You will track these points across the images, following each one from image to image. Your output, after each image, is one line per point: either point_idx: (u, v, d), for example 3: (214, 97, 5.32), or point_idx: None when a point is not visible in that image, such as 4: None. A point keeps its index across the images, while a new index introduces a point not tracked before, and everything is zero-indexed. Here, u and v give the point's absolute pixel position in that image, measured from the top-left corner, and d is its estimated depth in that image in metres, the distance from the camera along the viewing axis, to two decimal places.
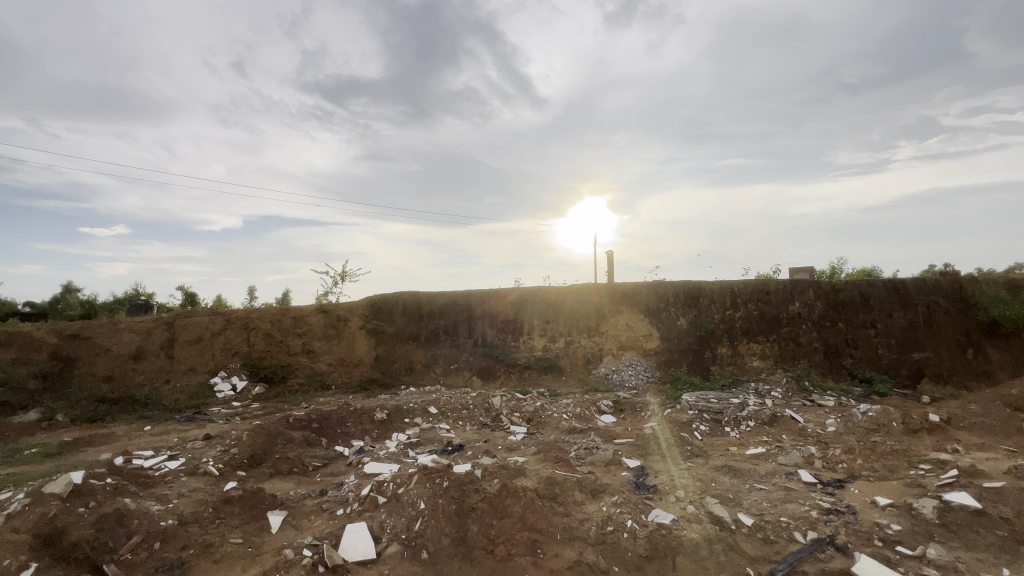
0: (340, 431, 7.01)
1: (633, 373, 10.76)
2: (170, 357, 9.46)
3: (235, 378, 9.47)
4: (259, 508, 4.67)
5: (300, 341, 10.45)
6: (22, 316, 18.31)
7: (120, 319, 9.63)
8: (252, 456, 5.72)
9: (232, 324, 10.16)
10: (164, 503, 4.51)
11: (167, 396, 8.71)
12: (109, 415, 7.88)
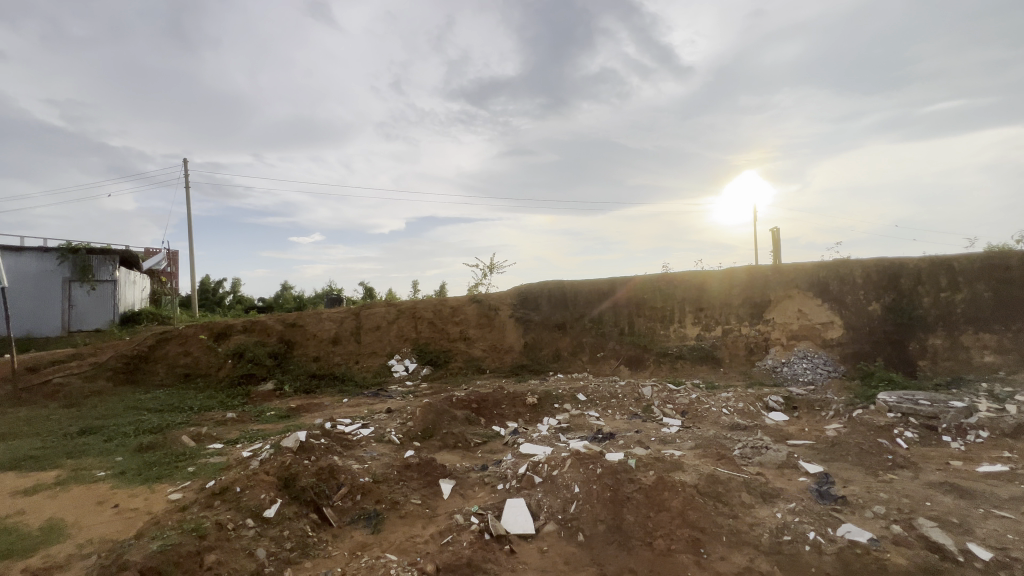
0: (497, 412, 7.53)
1: (810, 366, 9.33)
2: (358, 341, 11.24)
3: (407, 361, 10.78)
4: (432, 475, 5.29)
5: (457, 329, 11.51)
6: (256, 309, 23.50)
7: (322, 311, 11.81)
8: (424, 429, 6.50)
9: (402, 314, 11.74)
10: (361, 463, 5.39)
11: (357, 373, 10.33)
12: (318, 387, 9.67)
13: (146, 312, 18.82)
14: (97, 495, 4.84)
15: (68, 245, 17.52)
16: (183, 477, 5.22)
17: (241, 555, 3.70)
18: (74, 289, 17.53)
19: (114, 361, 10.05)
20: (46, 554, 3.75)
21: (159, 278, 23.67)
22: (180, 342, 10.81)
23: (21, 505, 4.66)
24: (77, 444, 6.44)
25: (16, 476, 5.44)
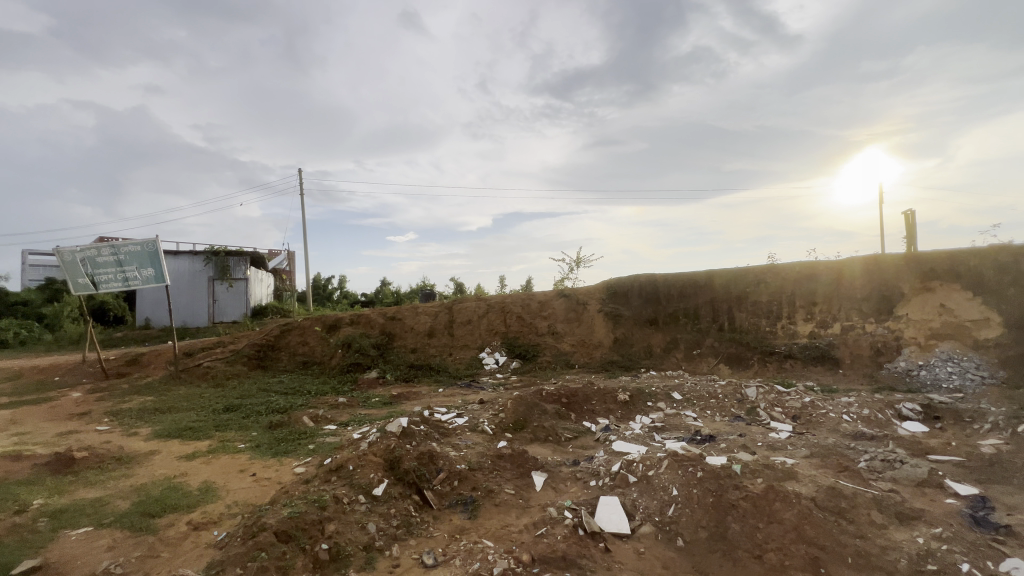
0: (587, 408, 7.45)
1: (957, 371, 7.98)
2: (451, 334, 11.76)
3: (497, 354, 11.03)
4: (525, 467, 5.38)
5: (546, 324, 11.59)
6: (360, 304, 25.59)
7: (419, 306, 12.59)
8: (516, 421, 6.63)
9: (492, 308, 12.14)
10: (457, 451, 5.63)
11: (451, 365, 10.80)
12: (416, 377, 10.25)
13: (271, 306, 21.34)
14: (239, 464, 5.59)
15: (211, 248, 20.42)
16: (305, 453, 5.84)
17: (355, 527, 4.02)
18: (216, 286, 20.40)
19: (248, 349, 11.52)
20: (203, 511, 4.40)
21: (280, 276, 26.71)
22: (299, 333, 12.11)
23: (183, 468, 5.53)
24: (222, 419, 7.49)
25: (179, 443, 6.47)
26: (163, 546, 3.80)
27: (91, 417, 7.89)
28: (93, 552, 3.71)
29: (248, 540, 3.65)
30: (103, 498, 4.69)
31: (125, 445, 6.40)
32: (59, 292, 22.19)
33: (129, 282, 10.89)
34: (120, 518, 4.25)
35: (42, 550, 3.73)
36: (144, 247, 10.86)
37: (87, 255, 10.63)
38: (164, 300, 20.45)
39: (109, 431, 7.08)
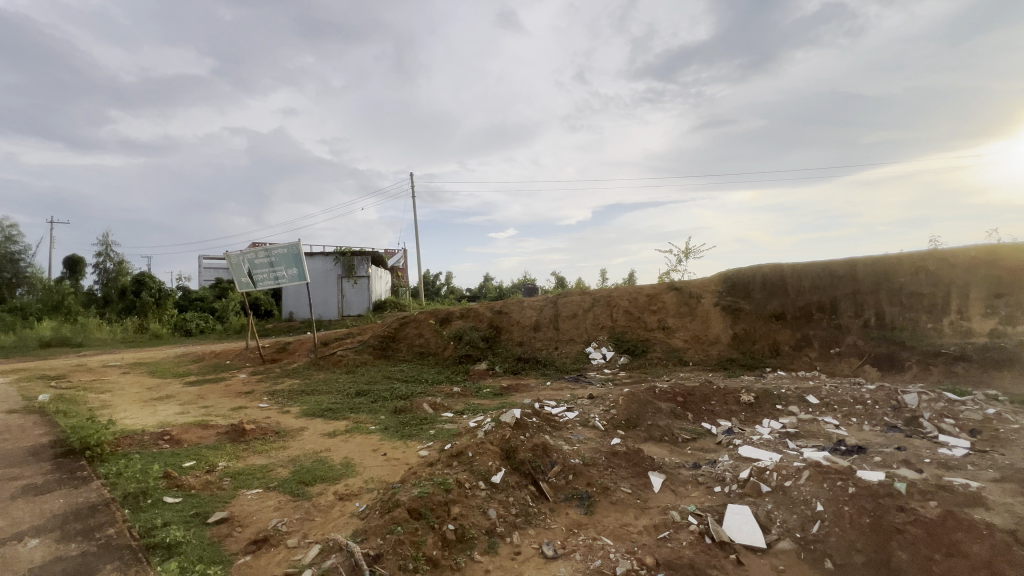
0: (706, 408, 6.97)
1: None
2: (557, 328, 11.78)
3: (604, 349, 10.80)
4: (641, 466, 5.19)
5: (655, 318, 11.09)
6: (466, 299, 26.82)
7: (525, 301, 12.83)
8: (628, 419, 6.41)
9: (598, 302, 11.94)
10: (570, 444, 5.62)
11: (557, 359, 10.82)
12: (524, 370, 10.44)
13: (389, 301, 23.29)
14: (371, 444, 6.18)
15: (340, 250, 22.87)
16: (427, 438, 6.26)
17: (477, 512, 4.19)
18: (344, 283, 22.81)
19: (373, 340, 12.69)
20: (346, 483, 4.93)
21: (396, 273, 29.06)
22: (416, 326, 13.03)
23: (327, 444, 6.27)
24: (355, 403, 8.34)
25: (322, 422, 7.34)
26: (317, 512, 4.32)
27: (255, 396, 9.30)
28: (264, 511, 4.34)
29: (385, 513, 3.99)
30: (268, 465, 5.49)
31: (281, 421, 7.44)
32: (226, 290, 26.54)
33: (279, 280, 12.59)
34: (282, 483, 4.93)
35: (227, 504, 4.46)
36: (290, 249, 12.46)
37: (250, 259, 12.58)
38: (303, 296, 23.40)
39: (268, 408, 8.28)
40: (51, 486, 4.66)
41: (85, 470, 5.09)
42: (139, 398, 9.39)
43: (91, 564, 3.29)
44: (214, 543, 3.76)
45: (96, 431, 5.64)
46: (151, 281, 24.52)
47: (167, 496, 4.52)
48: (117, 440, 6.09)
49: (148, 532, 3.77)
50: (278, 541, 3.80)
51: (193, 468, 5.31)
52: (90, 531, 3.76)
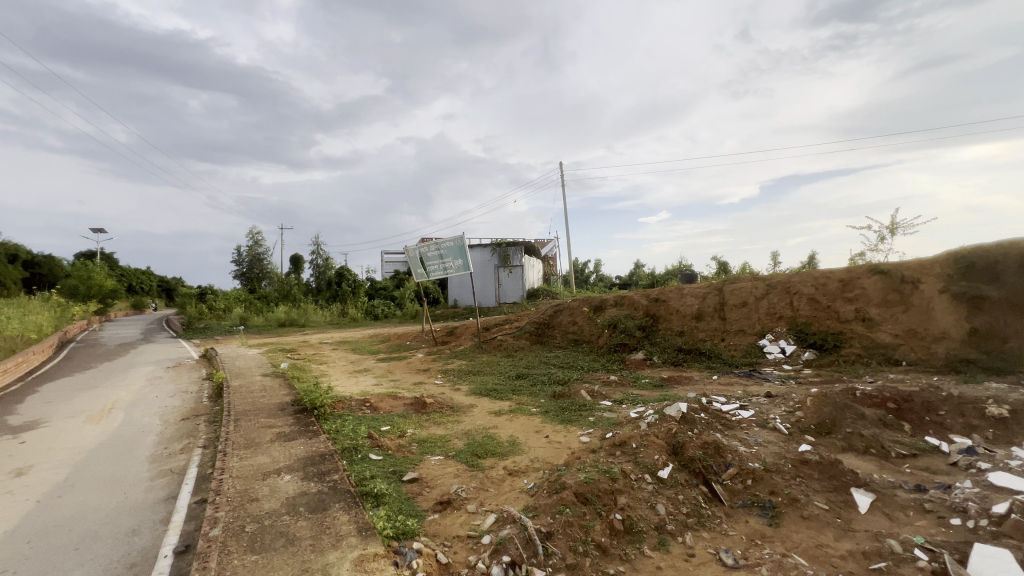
0: (930, 420, 5.62)
1: None
2: (723, 318, 10.76)
3: (782, 342, 9.50)
4: (840, 480, 4.42)
5: (852, 308, 9.34)
6: (616, 286, 26.25)
7: (684, 288, 11.97)
8: (820, 424, 5.52)
9: (774, 289, 10.53)
10: (747, 446, 5.07)
11: (725, 351, 9.88)
12: (686, 361, 9.77)
13: (541, 289, 24.06)
14: (534, 425, 6.46)
15: (496, 241, 24.32)
16: (588, 424, 6.30)
17: (645, 505, 4.05)
18: (501, 272, 24.28)
19: (529, 326, 13.24)
20: (513, 460, 5.24)
21: (547, 262, 29.86)
22: (570, 313, 13.21)
23: (494, 421, 6.75)
24: (517, 385, 8.81)
25: (489, 401, 7.94)
26: (490, 483, 4.68)
27: (431, 374, 10.51)
28: (446, 476, 4.86)
29: (553, 494, 4.12)
30: (446, 436, 6.15)
31: (454, 397, 8.27)
32: (403, 280, 30.50)
33: (447, 270, 13.89)
34: (459, 453, 5.47)
35: (417, 466, 5.12)
36: (455, 242, 13.63)
37: (424, 253, 14.18)
38: (465, 285, 25.59)
39: (443, 386, 9.28)
40: (294, 435, 5.95)
41: (315, 425, 6.37)
42: (346, 370, 11.41)
43: (325, 500, 4.09)
44: (409, 498, 4.33)
45: (321, 395, 7.00)
46: (349, 274, 29.49)
47: (372, 454, 5.37)
48: (335, 403, 7.47)
49: (361, 481, 4.54)
50: (460, 505, 4.21)
51: (389, 432, 6.24)
52: (323, 474, 4.68)
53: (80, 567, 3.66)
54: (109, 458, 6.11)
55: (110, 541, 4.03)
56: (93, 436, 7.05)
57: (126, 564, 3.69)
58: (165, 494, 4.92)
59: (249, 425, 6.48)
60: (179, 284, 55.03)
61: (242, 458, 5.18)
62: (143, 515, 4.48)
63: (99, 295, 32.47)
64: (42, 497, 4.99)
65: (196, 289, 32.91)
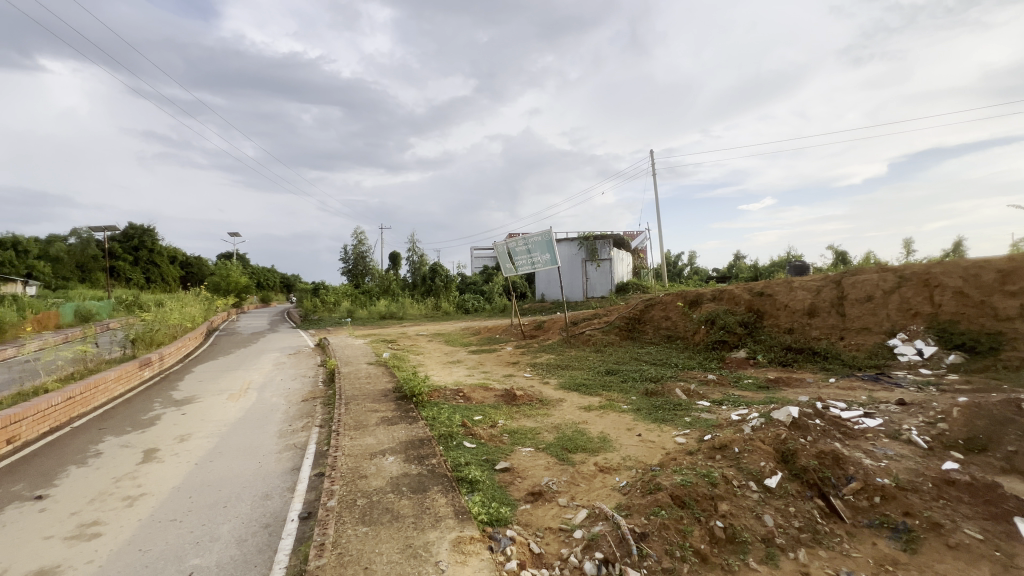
0: None
1: None
2: (841, 314, 9.62)
3: (919, 342, 8.25)
4: (1000, 506, 3.73)
5: (1015, 303, 7.84)
6: (714, 280, 24.64)
7: (794, 281, 10.95)
8: (970, 440, 4.70)
9: (908, 282, 9.20)
10: (874, 459, 4.48)
11: (844, 351, 8.81)
12: (796, 362, 8.88)
13: (631, 283, 23.34)
14: (626, 422, 6.30)
15: (584, 234, 24.03)
16: (683, 424, 6.00)
17: (749, 515, 3.77)
18: (589, 266, 23.94)
19: (619, 321, 12.91)
20: (605, 457, 5.16)
21: (638, 255, 28.89)
22: (662, 308, 12.67)
23: (584, 417, 6.70)
24: (606, 381, 8.66)
25: (578, 396, 7.90)
26: (581, 478, 4.66)
27: (520, 367, 10.71)
28: (537, 468, 4.93)
29: (647, 494, 3.99)
30: (536, 428, 6.22)
31: (543, 391, 8.35)
32: (491, 275, 31.36)
33: (535, 264, 13.96)
34: (549, 446, 5.52)
35: (508, 456, 5.25)
36: (543, 236, 13.67)
37: (513, 248, 14.45)
38: (553, 280, 25.63)
39: (531, 379, 9.41)
40: (396, 420, 6.42)
41: (414, 411, 6.81)
42: (440, 361, 12.03)
43: (425, 482, 4.35)
44: (501, 486, 4.45)
45: (419, 383, 7.46)
46: (441, 270, 31.00)
47: (465, 441, 5.62)
48: (431, 391, 7.91)
49: (457, 467, 4.76)
50: (551, 497, 4.25)
51: (481, 422, 6.47)
52: (422, 458, 4.99)
53: (229, 522, 4.30)
54: (247, 431, 7.08)
55: (250, 502, 4.67)
56: (235, 411, 8.22)
57: (262, 523, 4.25)
58: (291, 465, 5.58)
59: (357, 408, 7.11)
60: (298, 281, 61.88)
61: (352, 438, 5.70)
62: (274, 482, 5.13)
63: (236, 290, 37.60)
64: (198, 460, 5.94)
65: (311, 285, 36.76)
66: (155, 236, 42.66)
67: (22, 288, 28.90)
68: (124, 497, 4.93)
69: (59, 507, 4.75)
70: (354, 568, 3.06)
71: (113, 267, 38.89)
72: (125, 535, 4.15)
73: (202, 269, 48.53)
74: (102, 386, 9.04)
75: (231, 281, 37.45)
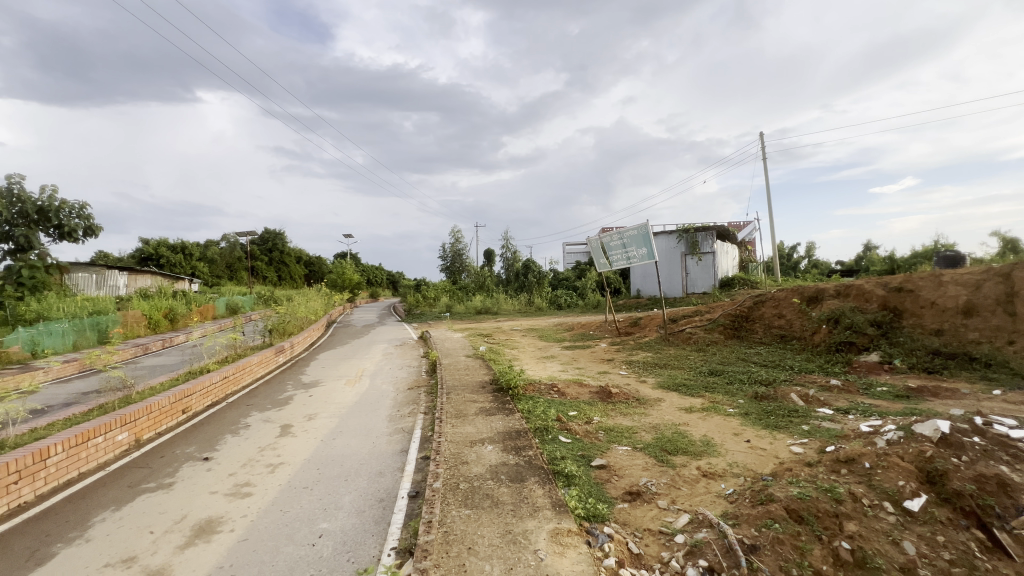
0: None
1: None
2: (1010, 314, 8.03)
3: None
4: None
5: None
6: (837, 274, 21.95)
7: (944, 275, 9.37)
8: None
9: None
10: None
11: (1014, 357, 7.35)
12: (947, 369, 7.59)
13: (737, 278, 21.66)
14: (732, 427, 5.88)
15: (684, 226, 22.78)
16: (801, 433, 5.45)
17: (885, 539, 3.30)
18: (689, 261, 22.65)
19: (724, 319, 12.05)
20: (708, 461, 4.88)
21: (746, 248, 26.73)
22: (775, 306, 11.60)
23: (685, 418, 6.38)
24: (709, 382, 8.15)
25: (677, 396, 7.55)
26: (682, 482, 4.46)
27: (615, 364, 10.49)
28: (635, 467, 4.81)
29: (757, 505, 3.72)
30: (633, 427, 6.07)
31: (640, 389, 8.10)
32: (584, 271, 31.03)
33: (631, 259, 13.54)
34: (647, 446, 5.35)
35: (604, 453, 5.20)
36: (639, 229, 13.20)
37: (607, 242, 14.14)
38: (649, 275, 24.68)
39: (627, 376, 9.18)
40: (494, 411, 6.66)
41: (510, 404, 7.02)
42: (534, 355, 12.21)
43: (523, 473, 4.48)
44: (598, 483, 4.43)
45: (514, 377, 7.66)
46: (534, 266, 31.41)
47: (561, 436, 5.66)
48: (527, 385, 8.07)
49: (553, 461, 4.83)
50: (650, 498, 4.13)
51: (576, 418, 6.47)
52: (520, 449, 5.13)
53: (350, 493, 4.81)
54: (362, 414, 7.85)
55: (367, 478, 5.18)
56: (352, 396, 9.13)
57: (378, 497, 4.69)
58: (400, 447, 6.07)
59: (458, 398, 7.51)
60: (402, 278, 66.73)
61: (454, 426, 6.04)
62: (386, 462, 5.62)
63: (350, 287, 41.59)
64: (323, 437, 6.72)
65: (414, 281, 39.38)
66: (285, 239, 48.64)
67: (189, 284, 34.77)
68: (268, 464, 5.75)
69: (220, 468, 5.67)
70: (458, 547, 3.26)
71: (254, 267, 45.10)
72: (270, 497, 4.85)
73: (322, 268, 54.34)
74: (248, 368, 10.58)
75: (346, 279, 41.68)
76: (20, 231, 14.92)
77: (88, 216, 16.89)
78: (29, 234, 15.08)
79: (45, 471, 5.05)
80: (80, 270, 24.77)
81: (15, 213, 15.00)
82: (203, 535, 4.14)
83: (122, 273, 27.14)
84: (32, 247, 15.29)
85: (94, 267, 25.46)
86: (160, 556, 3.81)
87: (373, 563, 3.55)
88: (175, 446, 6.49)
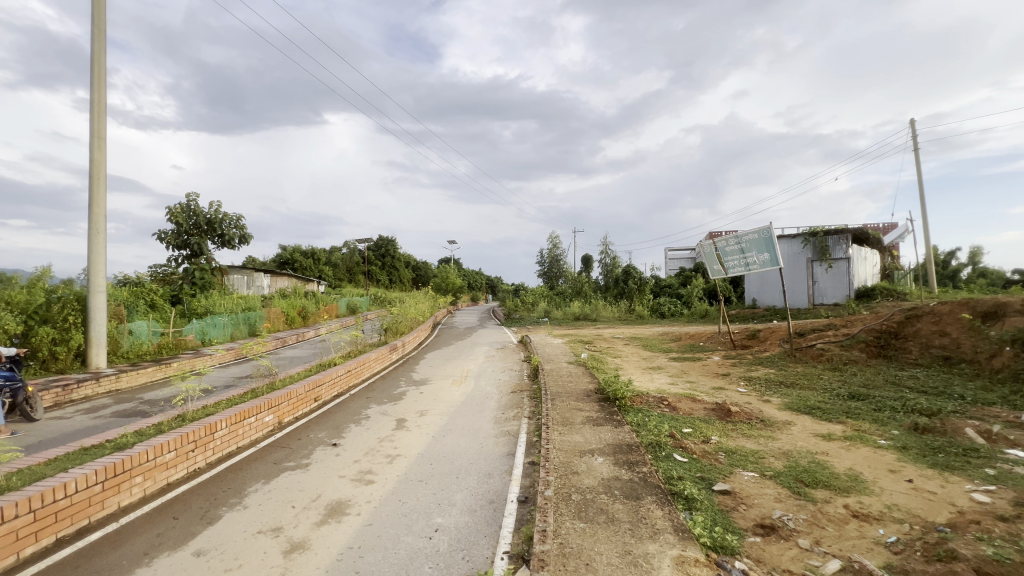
0: None
1: None
2: None
3: None
4: None
5: None
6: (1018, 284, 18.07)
7: None
8: None
9: None
10: None
11: None
12: None
13: (878, 288, 18.85)
14: (886, 462, 5.02)
15: (810, 229, 20.38)
16: (984, 478, 4.48)
17: None
18: (817, 268, 20.18)
19: (865, 334, 10.47)
20: (859, 500, 4.20)
21: (890, 254, 23.20)
22: (936, 323, 9.83)
23: (824, 447, 5.61)
24: (851, 406, 7.10)
25: (812, 420, 6.68)
26: (828, 520, 3.89)
27: (732, 379, 9.64)
28: (765, 497, 4.31)
29: (933, 562, 3.10)
30: (759, 451, 5.48)
31: (764, 409, 7.32)
32: (690, 278, 29.23)
33: (750, 266, 12.39)
34: (778, 475, 4.78)
35: (727, 478, 4.74)
36: (759, 233, 12.01)
37: (721, 247, 13.14)
38: (767, 282, 22.51)
39: (747, 394, 8.36)
40: (601, 421, 6.45)
41: (619, 415, 6.76)
42: (639, 365, 11.73)
43: (638, 490, 4.24)
44: (723, 510, 4.03)
45: (621, 387, 7.36)
46: (635, 272, 30.35)
47: (676, 454, 5.29)
48: (635, 397, 7.71)
49: (670, 480, 4.52)
50: (788, 535, 3.66)
51: (692, 436, 6.01)
52: (632, 464, 4.89)
53: (462, 492, 4.95)
54: (469, 413, 8.13)
55: (476, 478, 5.30)
56: (459, 395, 9.52)
57: (488, 499, 4.75)
58: (507, 450, 6.14)
59: (563, 405, 7.42)
60: (500, 283, 68.95)
61: (561, 433, 5.96)
62: (495, 463, 5.71)
63: (453, 290, 43.85)
64: (433, 433, 7.06)
65: (512, 287, 40.24)
66: (396, 246, 52.80)
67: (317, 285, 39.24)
68: (387, 455, 6.16)
69: (347, 454, 6.21)
70: (576, 562, 3.16)
71: (370, 271, 49.52)
72: (390, 486, 5.17)
73: (428, 273, 57.90)
74: (367, 364, 11.57)
75: (450, 283, 44.01)
76: (194, 240, 17.95)
77: (243, 226, 19.77)
78: (200, 242, 18.12)
79: (213, 443, 5.93)
80: (236, 272, 29.31)
81: (192, 225, 18.17)
82: (335, 515, 4.52)
83: (266, 275, 31.59)
84: (202, 253, 18.22)
85: (246, 270, 29.97)
86: (301, 529, 4.24)
87: (488, 565, 3.58)
88: (310, 430, 7.27)
